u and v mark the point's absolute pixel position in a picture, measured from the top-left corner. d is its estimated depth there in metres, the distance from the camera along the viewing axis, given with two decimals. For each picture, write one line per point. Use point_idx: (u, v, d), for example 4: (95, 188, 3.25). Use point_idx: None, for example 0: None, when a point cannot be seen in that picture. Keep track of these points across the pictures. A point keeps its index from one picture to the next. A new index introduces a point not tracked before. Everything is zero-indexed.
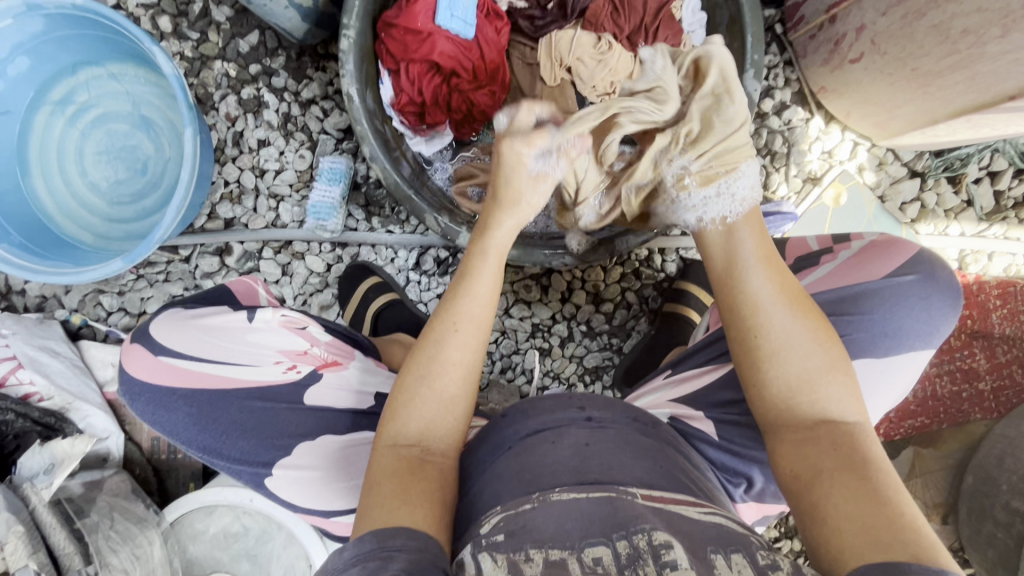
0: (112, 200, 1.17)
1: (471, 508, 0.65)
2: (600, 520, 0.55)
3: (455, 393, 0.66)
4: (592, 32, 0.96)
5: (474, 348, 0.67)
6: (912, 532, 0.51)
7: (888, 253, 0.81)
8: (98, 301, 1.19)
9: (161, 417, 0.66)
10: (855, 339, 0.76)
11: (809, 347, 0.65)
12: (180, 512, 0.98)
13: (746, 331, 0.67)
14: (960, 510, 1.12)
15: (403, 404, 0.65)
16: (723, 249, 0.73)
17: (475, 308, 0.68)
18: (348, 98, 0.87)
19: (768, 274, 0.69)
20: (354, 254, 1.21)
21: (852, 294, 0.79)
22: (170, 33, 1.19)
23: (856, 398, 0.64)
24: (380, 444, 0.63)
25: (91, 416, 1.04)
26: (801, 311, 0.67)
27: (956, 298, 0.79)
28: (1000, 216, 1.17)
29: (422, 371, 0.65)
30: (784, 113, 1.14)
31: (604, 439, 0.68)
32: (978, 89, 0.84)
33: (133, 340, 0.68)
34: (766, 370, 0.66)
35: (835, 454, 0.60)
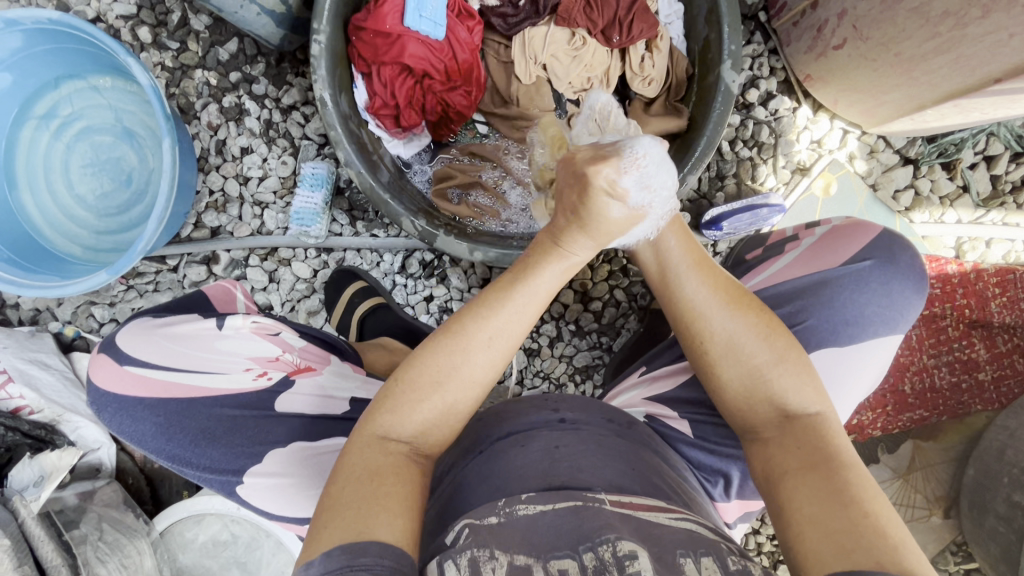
0: (101, 213, 1.18)
1: (440, 515, 0.64)
2: (567, 531, 0.54)
3: (455, 407, 0.61)
4: (567, 28, 0.95)
5: (495, 368, 0.62)
6: (876, 534, 0.51)
7: (849, 238, 0.80)
8: (90, 313, 1.20)
9: (128, 425, 0.66)
10: (816, 327, 0.74)
11: (753, 344, 0.64)
12: (169, 520, 0.99)
13: (692, 337, 0.66)
14: (962, 504, 1.09)
15: (410, 403, 0.60)
16: (652, 254, 0.71)
17: (514, 323, 0.62)
18: (322, 102, 0.85)
19: (701, 277, 0.68)
20: (340, 259, 1.21)
21: (812, 282, 0.77)
22: (150, 43, 1.19)
23: (813, 387, 0.63)
24: (366, 437, 0.59)
25: (82, 428, 1.05)
26: (741, 309, 0.65)
27: (919, 281, 0.77)
28: (998, 201, 1.14)
29: (440, 379, 0.60)
30: (771, 102, 1.11)
31: (575, 441, 0.67)
32: (963, 72, 0.81)
33: (100, 350, 0.69)
34: (720, 373, 0.65)
35: (798, 451, 0.59)
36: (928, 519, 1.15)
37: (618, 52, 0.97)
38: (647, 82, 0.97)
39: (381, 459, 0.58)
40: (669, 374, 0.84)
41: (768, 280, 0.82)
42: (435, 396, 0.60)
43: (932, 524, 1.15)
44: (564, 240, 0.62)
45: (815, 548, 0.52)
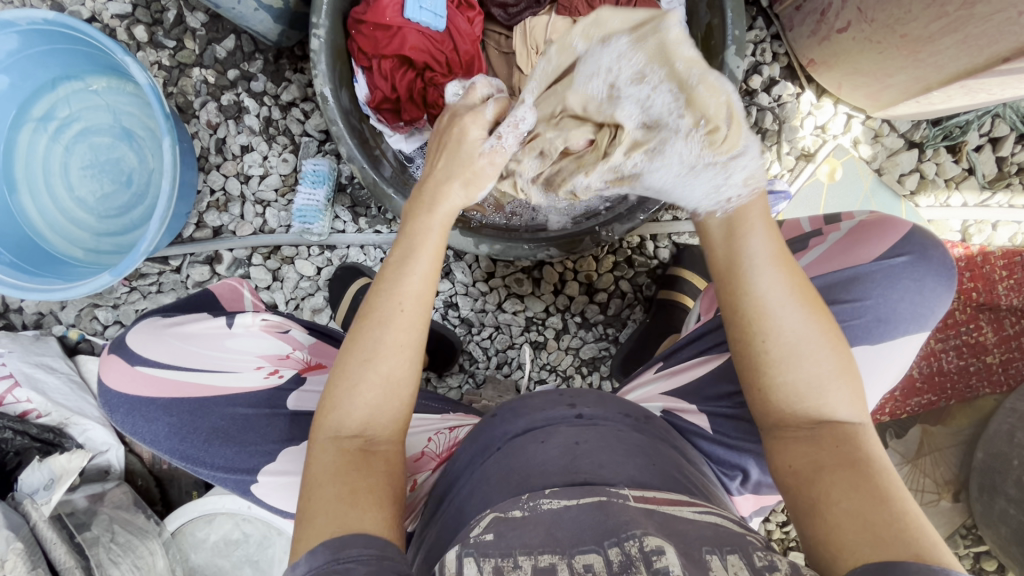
0: (101, 215, 1.17)
1: (461, 513, 0.64)
2: (590, 526, 0.54)
3: (398, 378, 0.60)
4: (568, 16, 0.93)
5: (417, 326, 0.62)
6: (914, 530, 0.51)
7: (882, 232, 0.79)
8: (94, 315, 1.19)
9: (140, 426, 0.66)
10: (850, 327, 0.74)
11: (816, 349, 0.62)
12: (180, 521, 0.99)
13: (756, 333, 0.63)
14: (972, 487, 1.09)
15: (342, 393, 0.60)
16: (724, 246, 0.66)
17: (414, 278, 0.63)
18: (323, 98, 0.85)
19: (778, 271, 0.64)
20: (344, 256, 1.20)
21: (844, 277, 0.76)
22: (146, 42, 1.18)
23: (858, 399, 0.62)
24: (320, 436, 0.59)
25: (90, 430, 1.05)
26: (810, 310, 0.63)
27: (950, 278, 0.76)
28: (1004, 183, 1.13)
29: (365, 357, 0.60)
30: (774, 88, 1.10)
31: (594, 437, 0.67)
32: (971, 52, 0.80)
33: (110, 350, 0.69)
34: (774, 373, 0.62)
35: (835, 451, 0.59)
36: (938, 503, 1.16)
37: None
38: None
39: (336, 458, 0.58)
40: (683, 369, 0.83)
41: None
42: (367, 374, 0.60)
43: (941, 508, 1.15)
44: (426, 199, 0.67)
45: (850, 541, 0.52)
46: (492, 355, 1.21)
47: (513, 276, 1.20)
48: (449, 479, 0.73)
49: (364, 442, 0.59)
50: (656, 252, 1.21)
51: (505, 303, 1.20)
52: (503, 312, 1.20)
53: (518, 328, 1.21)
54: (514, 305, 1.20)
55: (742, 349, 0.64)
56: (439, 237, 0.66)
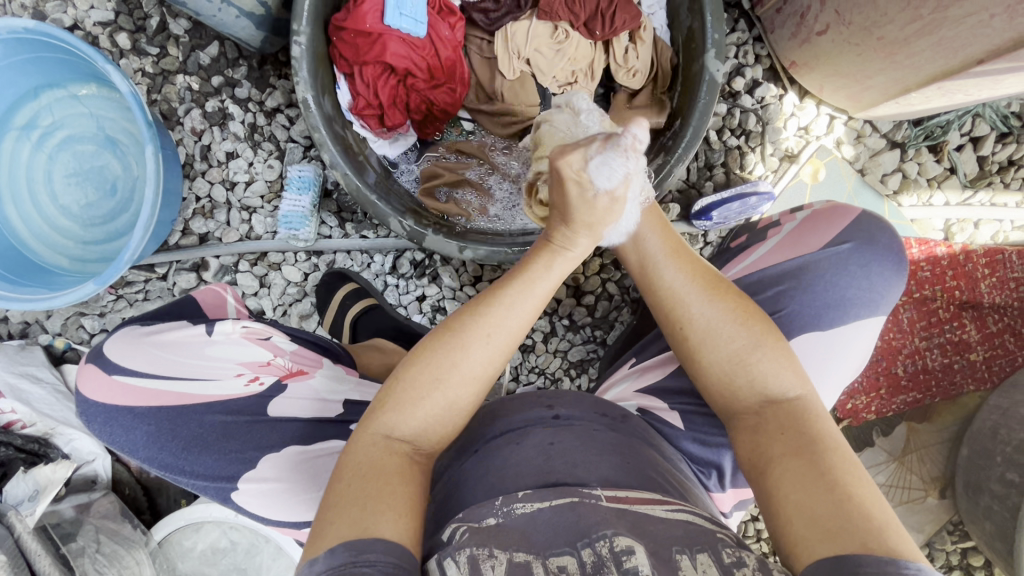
0: (86, 223, 1.16)
1: (435, 515, 0.65)
2: (565, 527, 0.55)
3: (457, 401, 0.63)
4: (548, 21, 0.93)
5: (493, 363, 0.64)
6: (861, 515, 0.51)
7: (827, 221, 0.80)
8: (80, 324, 1.19)
9: (116, 433, 0.65)
10: (798, 314, 0.75)
11: (732, 330, 0.65)
12: (167, 530, 0.98)
13: (671, 323, 0.67)
14: (958, 484, 1.11)
15: (411, 399, 0.62)
16: (634, 250, 0.72)
17: (505, 330, 0.64)
18: (305, 105, 0.85)
19: (679, 265, 0.69)
20: (330, 262, 1.20)
21: (794, 266, 0.77)
22: (129, 49, 1.17)
23: (794, 370, 0.63)
24: (370, 431, 0.61)
25: (76, 440, 1.05)
26: (715, 295, 0.66)
27: (897, 261, 0.77)
28: (985, 181, 1.14)
29: (439, 376, 0.62)
30: (757, 91, 1.11)
31: (569, 437, 0.67)
32: (946, 54, 0.80)
33: (86, 359, 0.67)
34: (701, 359, 0.66)
35: (782, 435, 0.60)
36: (925, 500, 1.17)
37: (602, 45, 0.96)
38: (630, 74, 0.96)
39: (381, 455, 0.60)
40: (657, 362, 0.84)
41: (750, 266, 0.82)
42: (437, 393, 0.62)
43: (928, 505, 1.16)
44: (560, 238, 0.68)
45: (802, 533, 0.52)
46: None
47: (500, 279, 1.20)
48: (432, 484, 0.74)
49: (410, 449, 0.62)
50: None
51: None
52: None
53: None
54: None
55: (671, 342, 0.68)
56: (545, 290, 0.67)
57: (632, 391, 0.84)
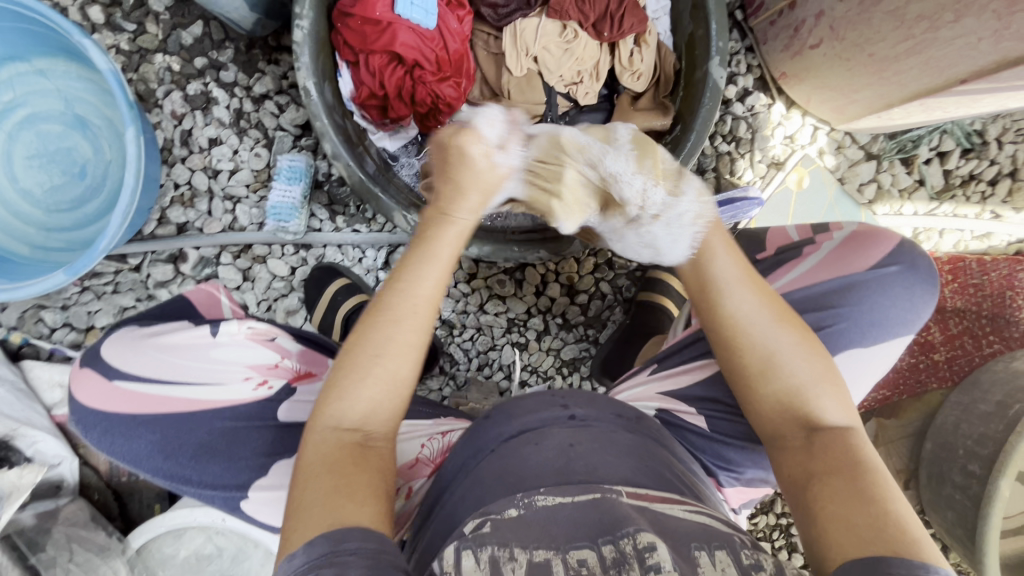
0: (49, 208, 1.08)
1: (450, 515, 0.65)
2: (586, 523, 0.56)
3: (402, 374, 0.64)
4: (558, 20, 0.94)
5: (423, 329, 0.65)
6: (897, 528, 0.53)
7: (875, 241, 0.83)
8: (40, 318, 1.11)
9: (120, 445, 0.62)
10: (847, 332, 0.78)
11: (796, 360, 0.67)
12: (144, 539, 0.92)
13: (735, 341, 0.69)
14: (921, 475, 1.19)
15: (352, 382, 0.63)
16: (696, 272, 0.74)
17: (417, 290, 0.65)
18: (306, 93, 0.83)
19: (753, 292, 0.71)
20: (320, 256, 1.16)
21: (842, 285, 0.80)
22: (103, 24, 1.10)
23: (845, 405, 0.66)
24: (321, 423, 0.62)
25: (40, 442, 0.96)
26: (785, 324, 0.69)
27: (936, 284, 0.82)
28: (949, 194, 1.23)
29: (376, 351, 0.63)
30: (747, 99, 1.15)
31: (588, 439, 0.68)
32: (931, 73, 0.84)
33: (83, 366, 0.65)
34: (761, 384, 0.68)
35: (827, 457, 0.62)
36: None
37: (608, 47, 0.96)
38: (635, 77, 0.97)
39: (334, 448, 0.60)
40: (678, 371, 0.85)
41: (792, 282, 0.84)
42: (375, 367, 0.63)
43: None
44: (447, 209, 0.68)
45: (836, 538, 0.55)
46: (473, 357, 1.20)
47: (495, 277, 1.19)
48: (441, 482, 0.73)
49: (361, 436, 0.62)
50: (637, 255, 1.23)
51: (487, 304, 1.19)
52: (484, 313, 1.20)
53: (500, 329, 1.21)
54: (496, 307, 1.20)
55: (730, 365, 0.70)
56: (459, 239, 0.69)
57: (646, 394, 0.85)
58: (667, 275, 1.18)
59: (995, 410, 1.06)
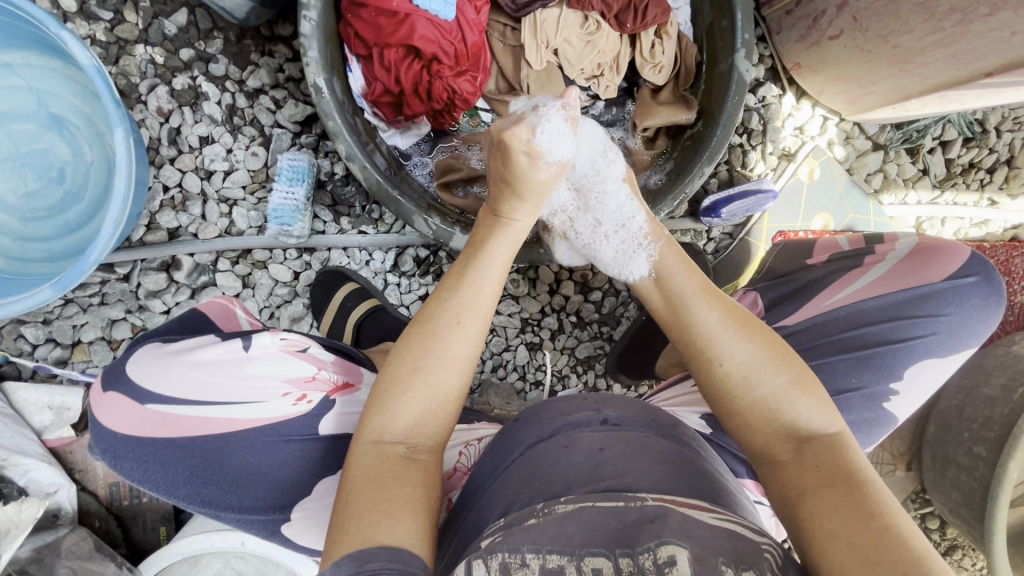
0: (26, 216, 0.99)
1: (478, 519, 0.64)
2: (605, 529, 0.55)
3: (451, 387, 0.61)
4: (579, 11, 0.90)
5: (474, 343, 0.63)
6: (902, 547, 0.50)
7: (953, 250, 0.84)
8: (20, 334, 1.03)
9: (154, 472, 0.62)
10: (926, 341, 0.80)
11: (770, 365, 0.65)
12: (159, 567, 0.87)
13: (704, 361, 0.68)
14: (926, 457, 1.23)
15: (390, 397, 0.59)
16: (658, 291, 0.77)
17: (481, 297, 0.64)
18: (316, 90, 0.78)
19: (709, 302, 0.72)
20: (325, 259, 1.10)
21: (918, 294, 0.82)
22: (76, 12, 1.01)
23: (827, 410, 0.63)
24: (362, 439, 0.58)
25: (33, 471, 0.90)
26: (748, 333, 0.68)
27: (1006, 296, 0.84)
28: (951, 182, 1.24)
29: (418, 363, 0.60)
30: (759, 90, 1.14)
31: (618, 443, 0.66)
32: (957, 65, 0.85)
33: (107, 388, 0.64)
34: (742, 398, 0.65)
35: (816, 470, 0.59)
36: (894, 472, 1.31)
37: (629, 38, 0.93)
38: (657, 69, 0.95)
39: (377, 461, 0.57)
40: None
41: (858, 291, 0.86)
42: (417, 381, 0.60)
43: (896, 477, 1.31)
44: (502, 211, 0.71)
45: (839, 562, 0.51)
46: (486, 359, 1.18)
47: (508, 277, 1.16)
48: (473, 491, 0.70)
49: (406, 449, 0.59)
50: None
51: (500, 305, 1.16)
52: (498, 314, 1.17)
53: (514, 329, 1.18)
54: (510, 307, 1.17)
55: (703, 380, 0.68)
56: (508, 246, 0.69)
57: (692, 401, 0.85)
58: None
59: (999, 394, 1.09)
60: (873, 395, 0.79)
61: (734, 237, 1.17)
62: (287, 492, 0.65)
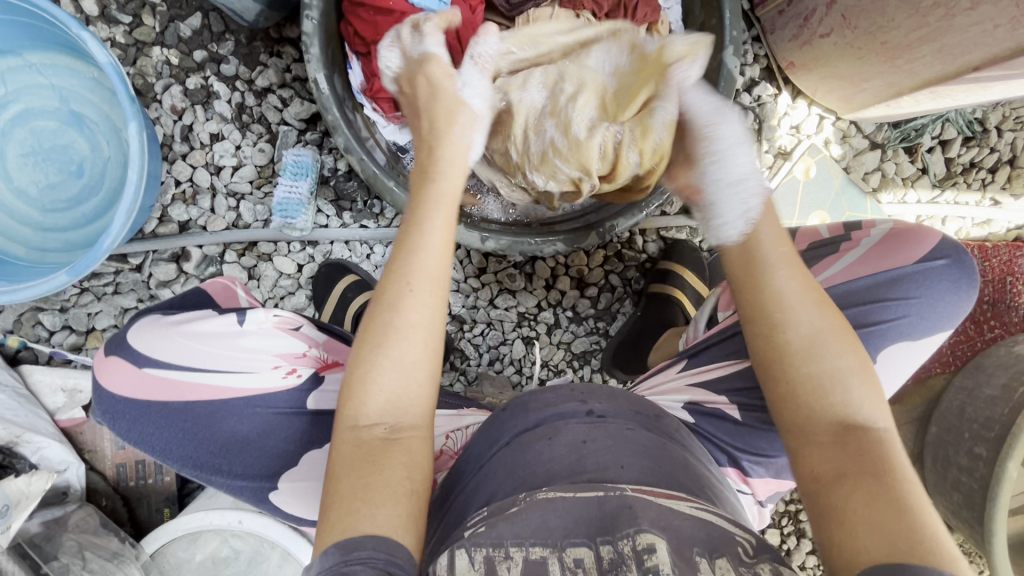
0: (46, 208, 1.05)
1: (465, 506, 0.65)
2: (585, 519, 0.56)
3: (415, 357, 0.61)
4: (571, 9, 0.93)
5: (434, 306, 0.62)
6: (936, 539, 0.51)
7: (922, 235, 0.84)
8: (38, 321, 1.08)
9: (150, 432, 0.66)
10: (896, 324, 0.81)
11: (836, 343, 0.64)
12: (160, 543, 0.90)
13: (770, 327, 0.65)
14: (927, 459, 1.20)
15: (361, 380, 0.60)
16: (740, 246, 0.69)
17: (427, 257, 0.63)
18: (315, 85, 0.81)
19: (793, 274, 0.67)
20: (327, 252, 1.14)
21: (889, 277, 0.82)
22: (98, 17, 1.07)
23: (879, 402, 0.63)
24: (341, 425, 0.59)
25: (45, 448, 0.95)
26: (823, 307, 0.65)
27: (977, 278, 0.84)
28: (951, 182, 1.24)
29: (378, 340, 0.60)
30: (754, 89, 1.15)
31: (602, 436, 0.66)
32: (945, 61, 0.87)
33: (107, 353, 0.68)
34: (799, 376, 0.64)
35: (856, 455, 0.59)
36: None
37: None
38: None
39: (357, 447, 0.58)
40: (708, 369, 0.84)
41: (831, 277, 0.86)
42: (380, 357, 0.60)
43: None
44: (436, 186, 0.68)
45: (862, 543, 0.52)
46: (483, 351, 1.20)
47: (505, 272, 1.18)
48: (460, 473, 0.72)
49: (384, 429, 0.59)
50: (645, 246, 1.23)
51: (496, 299, 1.19)
52: (495, 308, 1.19)
53: (511, 323, 1.20)
54: (507, 301, 1.19)
55: (761, 354, 0.66)
56: (446, 211, 0.66)
57: (676, 389, 0.86)
58: (678, 267, 1.18)
59: (1000, 394, 1.07)
60: None
61: None
62: (275, 457, 0.68)
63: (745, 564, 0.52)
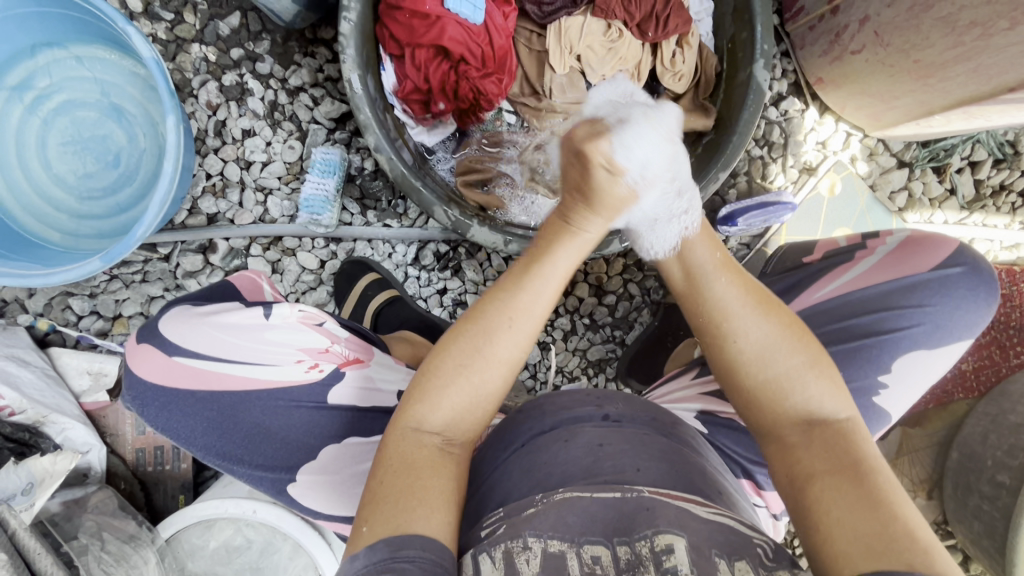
0: (82, 196, 1.08)
1: (481, 505, 0.65)
2: (602, 519, 0.55)
3: (495, 385, 0.63)
4: (603, 18, 0.94)
5: (522, 345, 0.63)
6: (908, 536, 0.51)
7: (936, 243, 0.84)
8: (67, 305, 1.11)
9: (176, 420, 0.68)
10: (912, 332, 0.79)
11: (787, 346, 0.64)
12: (175, 529, 0.91)
13: (721, 342, 0.66)
14: (947, 485, 1.17)
15: (434, 386, 0.61)
16: (678, 261, 0.72)
17: (528, 316, 0.63)
18: (349, 85, 0.83)
19: (730, 280, 0.68)
20: (349, 250, 1.15)
21: (904, 284, 0.82)
22: (141, 12, 1.10)
23: (839, 396, 0.63)
24: (402, 427, 0.61)
25: (69, 430, 0.98)
26: (766, 312, 0.65)
27: (998, 288, 0.83)
28: (980, 204, 1.22)
29: (464, 361, 0.62)
30: (781, 104, 1.15)
31: (619, 439, 0.66)
32: (979, 80, 0.86)
33: (139, 340, 0.69)
34: (762, 391, 0.64)
35: (825, 455, 0.59)
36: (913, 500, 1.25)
37: (650, 47, 0.97)
38: (677, 78, 0.98)
39: (416, 452, 0.59)
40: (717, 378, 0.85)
41: (847, 283, 0.86)
42: (461, 377, 0.61)
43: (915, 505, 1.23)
44: (576, 219, 0.64)
45: (844, 549, 0.52)
46: None
47: None
48: (475, 472, 0.72)
49: (443, 441, 0.61)
50: None
51: None
52: None
53: None
54: None
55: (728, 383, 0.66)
56: (568, 259, 0.65)
57: (689, 398, 0.86)
58: None
59: None
60: (870, 395, 0.79)
61: (751, 248, 1.17)
62: (295, 450, 0.70)
63: (764, 566, 0.52)
